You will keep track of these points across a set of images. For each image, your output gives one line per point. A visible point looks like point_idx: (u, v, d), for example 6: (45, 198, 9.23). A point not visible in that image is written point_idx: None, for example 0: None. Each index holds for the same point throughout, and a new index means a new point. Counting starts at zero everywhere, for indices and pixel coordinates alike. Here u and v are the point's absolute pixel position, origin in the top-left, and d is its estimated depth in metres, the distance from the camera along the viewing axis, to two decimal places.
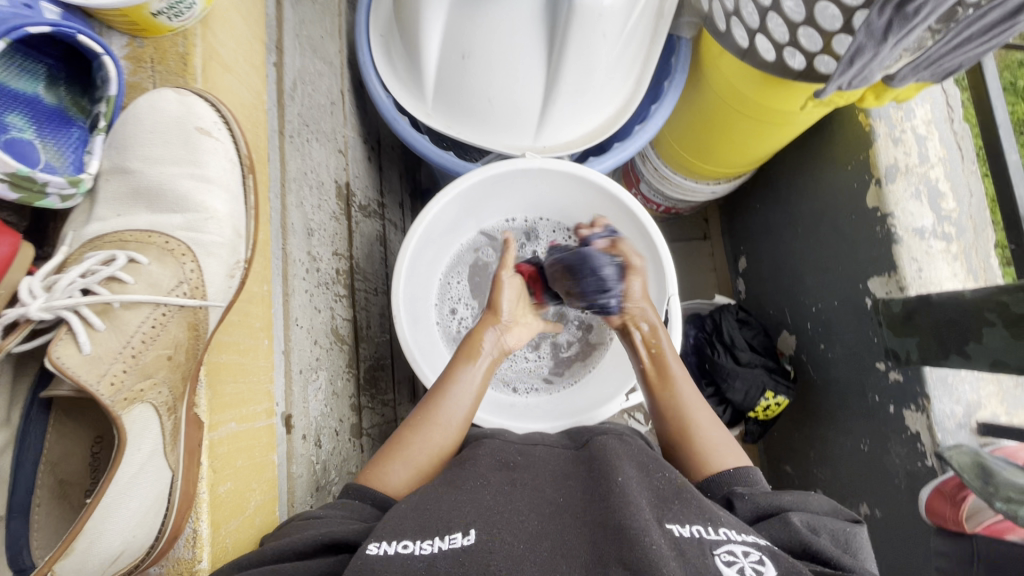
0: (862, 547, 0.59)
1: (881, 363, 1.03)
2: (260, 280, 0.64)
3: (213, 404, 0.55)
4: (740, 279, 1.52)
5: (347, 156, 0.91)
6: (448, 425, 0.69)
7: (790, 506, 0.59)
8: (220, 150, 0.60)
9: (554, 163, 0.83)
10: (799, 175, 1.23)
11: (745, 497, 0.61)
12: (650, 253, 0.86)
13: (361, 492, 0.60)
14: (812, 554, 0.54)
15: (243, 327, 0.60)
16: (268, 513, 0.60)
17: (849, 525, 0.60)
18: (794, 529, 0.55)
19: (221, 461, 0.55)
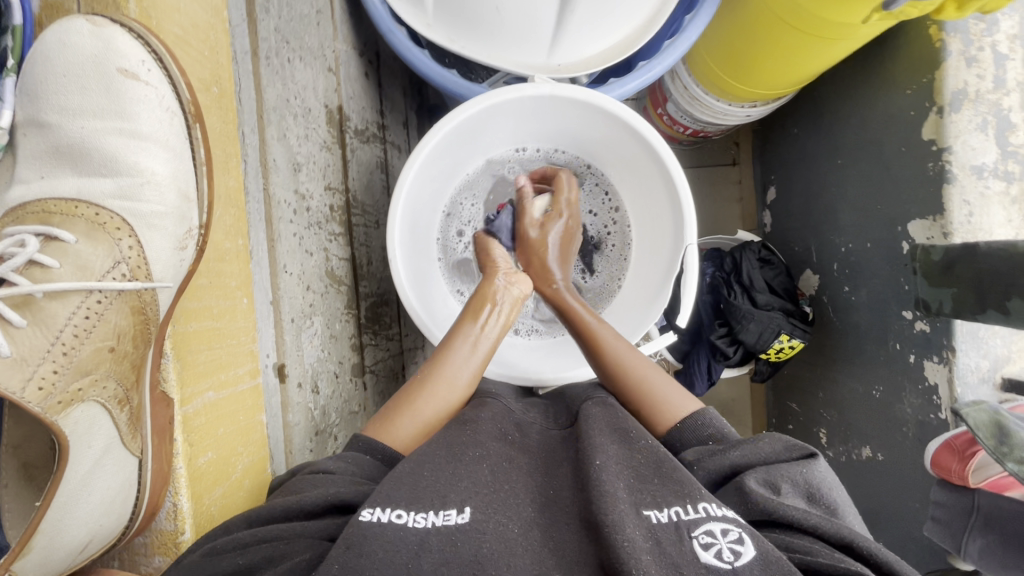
0: (823, 482, 0.57)
1: (908, 311, 0.98)
2: (234, 234, 0.59)
3: (182, 378, 0.54)
4: (767, 211, 1.42)
5: (338, 74, 0.82)
6: (454, 382, 0.67)
7: (742, 465, 0.57)
8: (153, 99, 0.52)
9: (565, 89, 0.73)
10: (847, 99, 1.09)
11: (696, 468, 0.59)
12: (670, 199, 0.78)
13: (368, 445, 0.61)
14: (774, 520, 0.52)
15: (217, 291, 0.58)
16: (256, 474, 0.63)
17: (803, 463, 0.58)
18: (749, 496, 0.54)
19: (198, 434, 0.55)
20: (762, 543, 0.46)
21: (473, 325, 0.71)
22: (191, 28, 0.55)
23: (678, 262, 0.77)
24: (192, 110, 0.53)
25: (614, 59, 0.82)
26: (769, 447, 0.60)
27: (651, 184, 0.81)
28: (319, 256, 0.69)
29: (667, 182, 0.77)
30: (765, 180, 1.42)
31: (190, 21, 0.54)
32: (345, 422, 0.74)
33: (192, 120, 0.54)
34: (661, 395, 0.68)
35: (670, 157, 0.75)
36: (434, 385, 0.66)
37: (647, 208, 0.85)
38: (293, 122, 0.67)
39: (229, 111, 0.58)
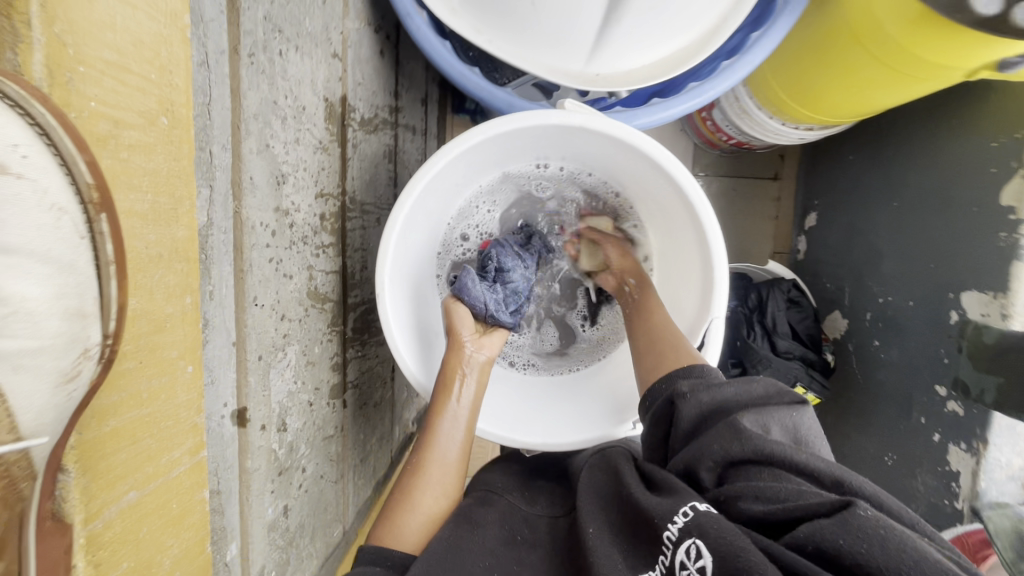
0: (814, 430, 0.53)
1: (942, 387, 0.88)
2: (177, 292, 0.48)
3: (87, 494, 0.44)
4: (803, 237, 1.28)
5: (345, 58, 0.71)
6: (446, 465, 0.64)
7: (734, 401, 0.53)
8: (25, 197, 0.36)
9: (601, 121, 0.60)
10: (920, 137, 0.95)
11: (688, 398, 0.55)
12: (702, 263, 0.64)
13: (377, 555, 0.57)
14: (762, 456, 0.49)
15: (149, 370, 0.47)
16: (194, 559, 0.55)
17: (796, 406, 0.54)
18: (741, 434, 0.50)
19: (106, 551, 0.47)
20: (732, 537, 0.45)
21: (457, 394, 0.65)
22: (122, 60, 0.42)
23: (699, 334, 0.64)
24: (93, 198, 0.39)
25: (662, 79, 0.70)
26: (761, 388, 0.56)
27: (682, 237, 0.68)
28: (300, 277, 0.62)
29: (702, 246, 0.64)
30: (806, 203, 1.27)
31: (117, 52, 0.42)
32: (314, 452, 0.69)
33: (93, 211, 0.39)
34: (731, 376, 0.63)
35: (709, 217, 0.62)
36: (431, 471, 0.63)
37: (674, 260, 0.72)
38: (278, 124, 0.55)
39: (181, 148, 0.47)
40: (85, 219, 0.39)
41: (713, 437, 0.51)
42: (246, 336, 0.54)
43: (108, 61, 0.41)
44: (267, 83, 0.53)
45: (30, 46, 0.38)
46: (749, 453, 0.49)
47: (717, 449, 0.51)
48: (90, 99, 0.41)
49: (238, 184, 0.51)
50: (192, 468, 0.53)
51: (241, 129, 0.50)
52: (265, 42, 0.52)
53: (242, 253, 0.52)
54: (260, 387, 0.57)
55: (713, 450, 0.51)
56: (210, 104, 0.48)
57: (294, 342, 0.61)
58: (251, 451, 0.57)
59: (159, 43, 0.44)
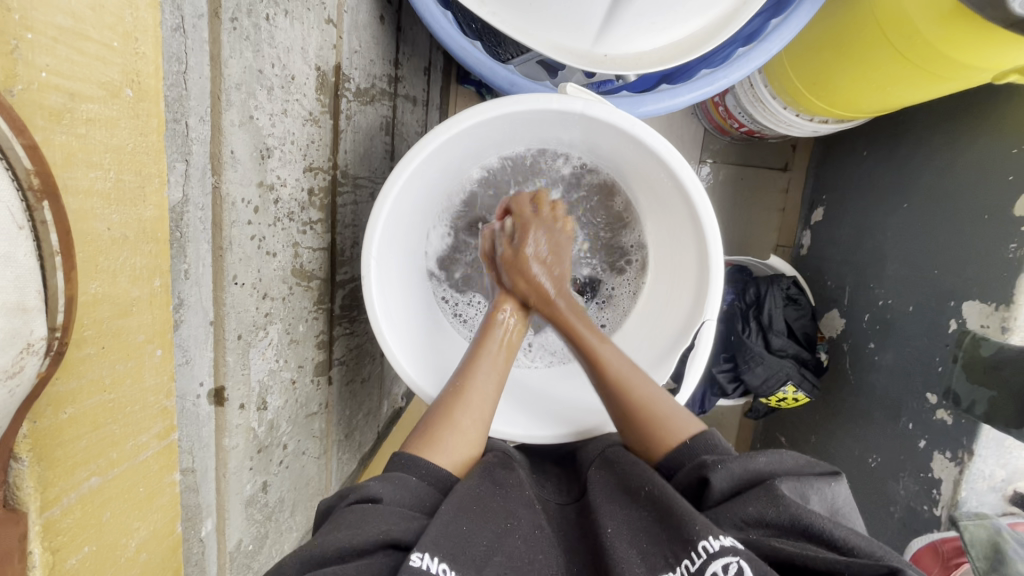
0: (845, 502, 0.54)
1: (933, 395, 0.88)
2: (147, 275, 0.46)
3: (43, 483, 0.43)
4: (807, 231, 1.25)
5: (340, 23, 0.67)
6: (484, 396, 0.62)
7: (769, 471, 0.53)
8: None
9: (600, 109, 0.58)
10: (937, 137, 0.92)
11: (718, 467, 0.53)
12: (698, 263, 0.63)
13: (412, 462, 0.56)
14: (800, 526, 0.48)
15: (112, 356, 0.45)
16: (157, 545, 0.55)
17: (829, 478, 0.54)
18: (780, 501, 0.49)
19: (65, 537, 0.45)
20: (761, 565, 0.44)
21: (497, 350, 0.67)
22: (78, 25, 0.38)
23: (690, 335, 0.63)
24: (34, 184, 0.35)
25: (671, 65, 0.67)
26: (790, 459, 0.56)
27: (679, 234, 0.66)
28: (285, 254, 0.60)
29: (698, 244, 0.62)
30: (814, 197, 1.24)
31: (73, 16, 0.38)
32: (295, 430, 0.68)
33: (33, 198, 0.35)
34: (667, 412, 0.60)
35: (708, 214, 0.59)
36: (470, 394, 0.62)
37: (670, 255, 0.70)
38: (264, 94, 0.53)
39: (149, 121, 0.44)
40: (24, 206, 0.35)
41: (747, 501, 0.51)
42: (224, 315, 0.53)
43: (61, 27, 0.37)
44: (252, 51, 0.50)
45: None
46: (787, 521, 0.48)
47: (754, 510, 0.50)
48: (41, 69, 0.36)
49: (217, 157, 0.49)
50: (157, 454, 0.53)
51: (221, 100, 0.48)
52: (250, 6, 0.49)
53: (221, 229, 0.51)
54: (239, 365, 0.56)
55: (748, 511, 0.50)
56: (186, 72, 0.46)
57: (277, 321, 0.60)
58: (229, 429, 0.57)
59: (123, 7, 0.41)
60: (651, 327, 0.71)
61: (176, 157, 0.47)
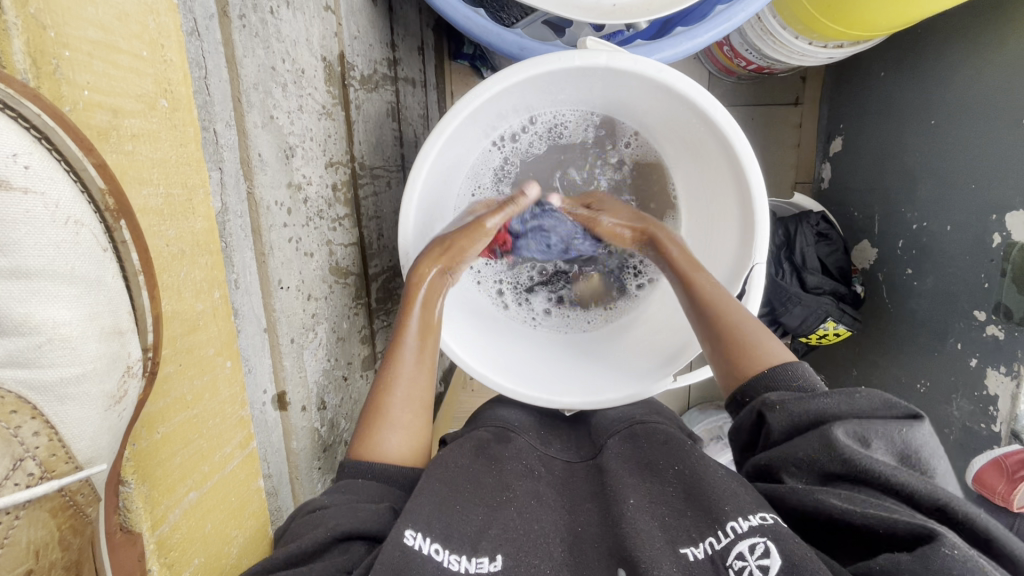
0: (923, 445, 0.48)
1: (980, 312, 0.87)
2: (206, 291, 0.46)
3: (151, 502, 0.45)
4: (827, 164, 1.21)
5: (335, 9, 0.65)
6: (416, 370, 0.59)
7: (833, 414, 0.49)
8: (38, 214, 0.33)
9: (624, 60, 0.55)
10: (961, 44, 0.88)
11: (777, 409, 0.51)
12: (739, 207, 0.61)
13: (361, 470, 0.54)
14: (850, 474, 0.46)
15: (189, 372, 0.46)
16: (254, 553, 0.56)
17: (906, 421, 0.48)
18: (833, 450, 0.46)
19: (176, 552, 0.47)
20: (791, 541, 0.44)
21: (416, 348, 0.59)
22: (108, 37, 0.37)
23: (739, 281, 0.61)
24: (109, 204, 0.36)
25: (681, 4, 0.64)
26: (865, 398, 0.50)
27: (715, 179, 0.63)
28: (320, 253, 0.60)
29: (738, 184, 0.60)
30: (831, 127, 1.20)
31: (102, 29, 0.37)
32: (354, 429, 0.69)
33: (111, 219, 0.37)
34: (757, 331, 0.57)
35: (745, 149, 0.57)
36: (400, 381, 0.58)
37: (705, 199, 0.67)
38: (279, 92, 0.52)
39: (186, 131, 0.43)
40: (104, 228, 0.37)
41: (802, 444, 0.49)
42: (275, 320, 0.53)
43: (95, 42, 0.36)
44: (263, 47, 0.49)
45: (7, 32, 0.32)
46: (840, 468, 0.46)
47: (800, 455, 0.48)
48: (83, 87, 0.36)
49: (247, 163, 0.49)
50: (246, 459, 0.54)
51: (242, 102, 0.47)
52: (255, 0, 0.47)
53: (260, 235, 0.50)
54: (296, 369, 0.56)
55: (796, 456, 0.49)
56: (207, 77, 0.45)
57: (324, 321, 0.60)
58: (295, 432, 0.58)
59: (145, 13, 0.39)
60: None
61: (213, 167, 0.47)
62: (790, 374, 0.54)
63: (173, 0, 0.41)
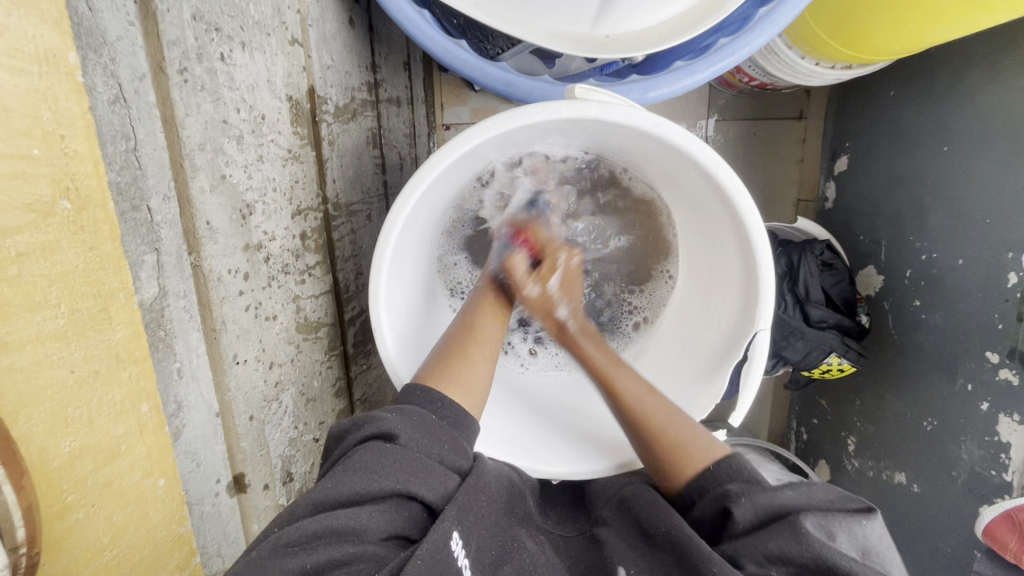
0: (881, 546, 0.45)
1: (994, 353, 0.77)
2: (124, 410, 0.40)
3: None
4: (831, 183, 1.08)
5: (308, 37, 0.58)
6: (493, 338, 0.60)
7: (797, 504, 0.45)
8: None
9: (616, 109, 0.50)
10: (977, 65, 0.78)
11: (741, 501, 0.46)
12: (743, 265, 0.56)
13: (426, 395, 0.50)
14: (824, 568, 0.41)
15: (107, 509, 0.41)
16: None
17: (863, 515, 0.46)
18: (806, 539, 0.42)
19: None
20: None
21: (495, 315, 0.62)
22: None
23: (743, 345, 0.56)
24: None
25: (683, 37, 0.59)
26: (820, 490, 0.47)
27: (716, 231, 0.59)
28: (286, 313, 0.55)
29: (740, 240, 0.55)
30: (837, 143, 1.06)
31: None
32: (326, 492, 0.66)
33: None
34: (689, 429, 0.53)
35: (747, 205, 0.52)
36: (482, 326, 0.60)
37: (705, 251, 0.63)
38: (233, 145, 0.46)
39: (99, 229, 0.37)
40: None
41: (774, 532, 0.44)
42: (230, 400, 0.50)
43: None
44: (211, 100, 0.44)
45: None
46: (810, 560, 0.42)
47: (775, 548, 0.43)
48: None
49: (192, 233, 0.44)
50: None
51: (185, 166, 0.42)
52: (200, 49, 0.42)
53: (211, 310, 0.46)
54: (257, 447, 0.54)
55: (769, 548, 0.43)
56: (137, 148, 0.40)
57: (290, 387, 0.57)
58: (256, 514, 0.55)
59: (36, 102, 0.32)
60: (688, 338, 0.65)
61: (145, 250, 0.41)
62: (736, 469, 0.49)
63: (81, 77, 0.34)
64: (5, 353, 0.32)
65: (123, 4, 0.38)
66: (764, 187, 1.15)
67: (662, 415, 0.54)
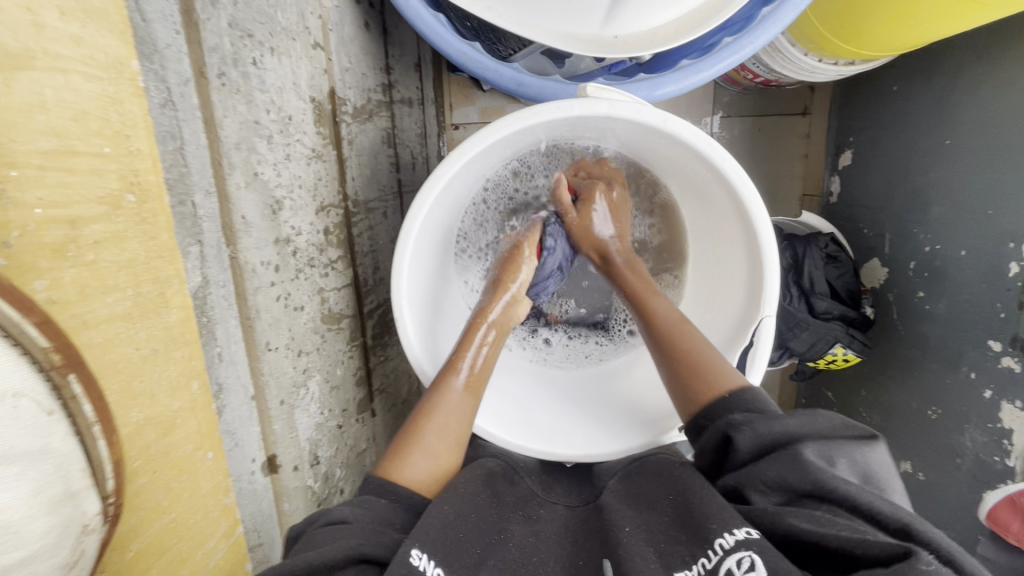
0: (881, 467, 0.47)
1: (996, 342, 0.78)
2: (175, 388, 0.43)
3: None
4: (835, 176, 1.09)
5: (328, 42, 0.61)
6: (462, 407, 0.58)
7: (799, 433, 0.48)
8: None
9: (626, 107, 0.53)
10: (979, 61, 0.79)
11: (743, 427, 0.49)
12: (748, 255, 0.58)
13: (382, 488, 0.52)
14: (819, 490, 0.44)
15: (166, 477, 0.44)
16: None
17: (864, 441, 0.48)
18: (802, 464, 0.45)
19: None
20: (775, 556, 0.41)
21: (464, 389, 0.58)
22: (63, 142, 0.33)
23: (748, 333, 0.58)
24: (54, 361, 0.31)
25: (691, 36, 0.61)
26: (823, 420, 0.49)
27: (723, 222, 0.61)
28: (312, 304, 0.58)
29: (746, 231, 0.57)
30: (841, 138, 1.08)
31: (56, 135, 0.33)
32: (350, 475, 0.69)
33: (58, 376, 0.31)
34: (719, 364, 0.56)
35: (752, 197, 0.55)
36: (441, 409, 0.57)
37: (711, 242, 0.66)
38: (265, 145, 0.49)
39: (157, 221, 0.39)
40: (51, 387, 0.31)
41: (771, 461, 0.47)
42: (263, 385, 0.53)
43: (46, 151, 0.32)
44: (245, 102, 0.47)
45: None
46: (809, 486, 0.45)
47: (776, 473, 0.46)
48: (34, 206, 0.32)
49: (230, 227, 0.47)
50: (235, 546, 0.52)
51: (223, 164, 0.46)
52: (235, 55, 0.45)
53: (245, 299, 0.50)
54: (287, 430, 0.57)
55: (767, 476, 0.47)
56: (184, 147, 0.43)
57: (316, 374, 0.60)
58: (287, 494, 0.58)
59: (106, 105, 0.35)
60: (697, 322, 0.67)
61: (190, 241, 0.44)
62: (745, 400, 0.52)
63: (140, 83, 0.37)
64: (84, 329, 0.35)
65: (170, 13, 0.41)
66: (769, 182, 1.17)
67: (693, 344, 0.58)
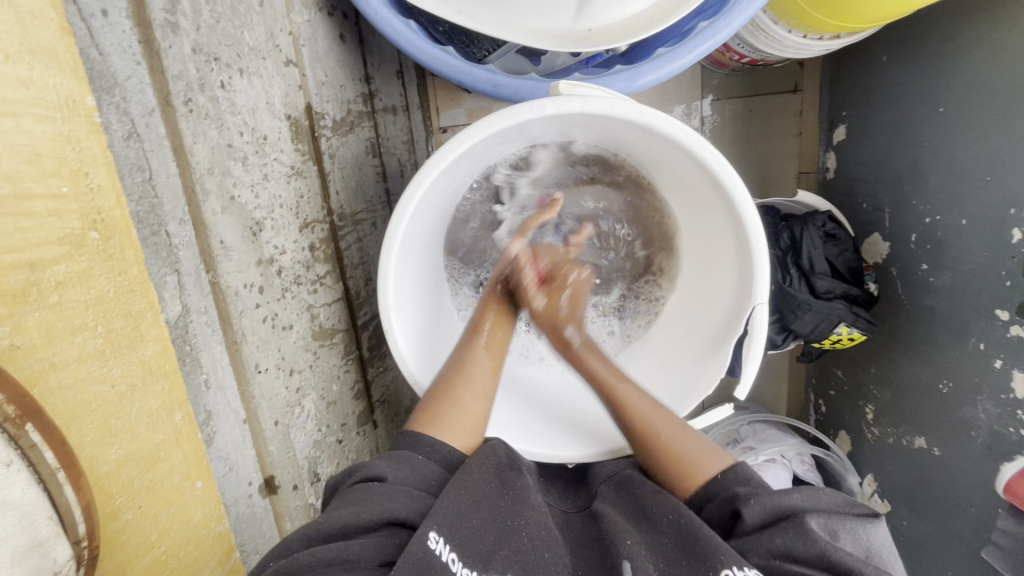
0: (880, 550, 0.47)
1: (1003, 311, 0.76)
2: (153, 423, 0.44)
3: None
4: (831, 153, 1.06)
5: (301, 57, 0.60)
6: (485, 364, 0.61)
7: (803, 507, 0.47)
8: None
9: (599, 102, 0.52)
10: (967, 27, 0.78)
11: (750, 499, 0.48)
12: (737, 243, 0.57)
13: (417, 439, 0.54)
14: (828, 563, 0.43)
15: (153, 510, 0.45)
16: None
17: (867, 521, 0.48)
18: (811, 536, 0.45)
19: None
20: None
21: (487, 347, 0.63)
22: (18, 187, 0.34)
23: (741, 322, 0.57)
24: (10, 413, 0.31)
25: (663, 24, 0.60)
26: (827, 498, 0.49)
27: (709, 212, 0.60)
28: (301, 322, 0.58)
29: (731, 217, 0.56)
30: (834, 113, 1.04)
31: (9, 179, 0.33)
32: None
33: (16, 426, 0.31)
34: (697, 448, 0.54)
35: (735, 184, 0.54)
36: (469, 365, 0.60)
37: (701, 231, 0.65)
38: (240, 167, 0.49)
39: (125, 256, 0.40)
40: (8, 438, 0.31)
41: (779, 533, 0.46)
42: (256, 406, 0.54)
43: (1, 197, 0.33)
44: (215, 126, 0.47)
45: None
46: (816, 560, 0.44)
47: (784, 545, 0.45)
48: None
49: (208, 253, 0.48)
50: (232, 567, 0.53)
51: (196, 191, 0.46)
52: (201, 80, 0.45)
53: (230, 323, 0.50)
54: (283, 450, 0.58)
55: (774, 543, 0.46)
56: (153, 178, 0.44)
57: (310, 393, 0.60)
58: (288, 512, 0.60)
59: (62, 144, 0.36)
60: (693, 314, 0.66)
61: (166, 271, 0.45)
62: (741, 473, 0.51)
63: (97, 119, 0.38)
64: (52, 372, 0.36)
65: (129, 45, 0.41)
66: (764, 163, 1.14)
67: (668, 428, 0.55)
